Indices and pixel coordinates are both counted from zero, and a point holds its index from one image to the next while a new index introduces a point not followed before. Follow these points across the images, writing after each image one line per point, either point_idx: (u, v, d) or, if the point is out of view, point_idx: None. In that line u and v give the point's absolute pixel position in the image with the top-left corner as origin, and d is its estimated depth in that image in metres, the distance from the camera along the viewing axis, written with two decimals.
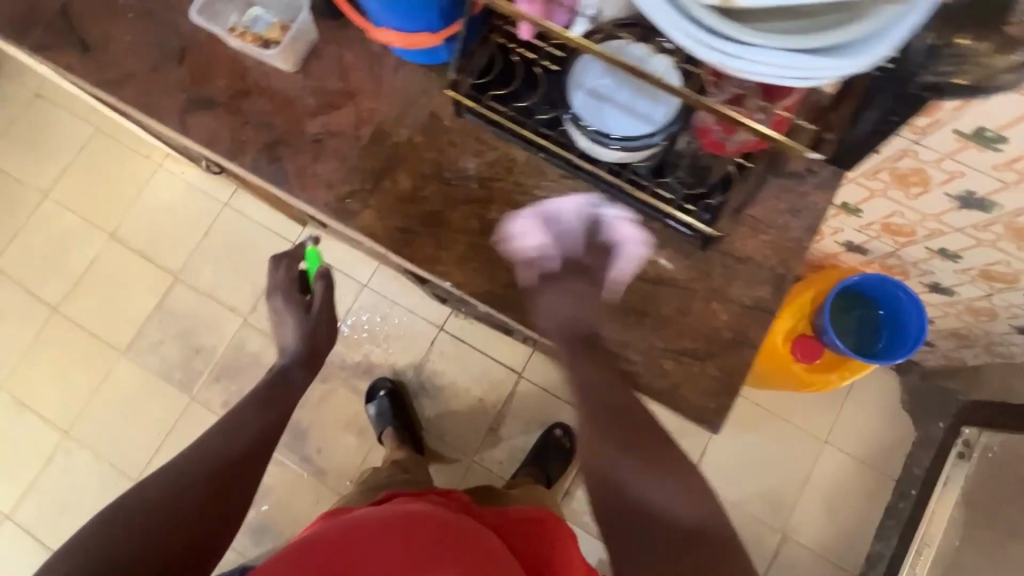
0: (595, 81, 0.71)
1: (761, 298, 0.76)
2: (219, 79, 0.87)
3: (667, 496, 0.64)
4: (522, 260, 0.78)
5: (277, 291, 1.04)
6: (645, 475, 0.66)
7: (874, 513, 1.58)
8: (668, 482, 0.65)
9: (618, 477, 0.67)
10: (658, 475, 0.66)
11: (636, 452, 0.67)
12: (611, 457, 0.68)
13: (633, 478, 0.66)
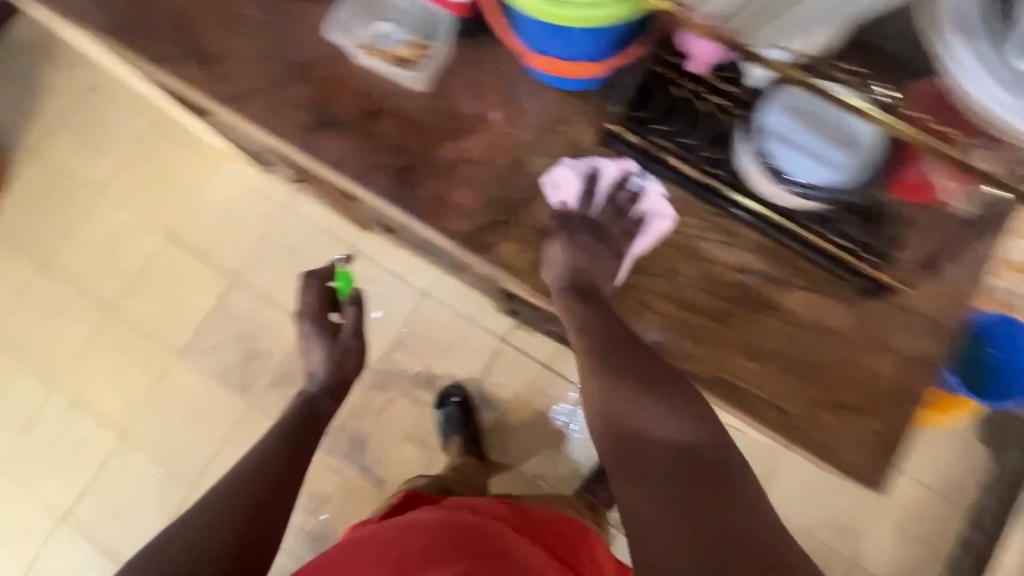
0: (773, 120, 0.67)
1: (926, 351, 0.72)
2: (345, 97, 0.83)
3: (663, 423, 0.65)
4: (672, 302, 0.76)
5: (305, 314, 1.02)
6: (651, 410, 0.66)
7: (946, 544, 1.55)
8: (672, 410, 0.66)
9: (626, 418, 0.67)
10: (665, 404, 0.66)
11: (638, 390, 0.68)
12: (608, 400, 0.68)
13: (635, 421, 0.66)
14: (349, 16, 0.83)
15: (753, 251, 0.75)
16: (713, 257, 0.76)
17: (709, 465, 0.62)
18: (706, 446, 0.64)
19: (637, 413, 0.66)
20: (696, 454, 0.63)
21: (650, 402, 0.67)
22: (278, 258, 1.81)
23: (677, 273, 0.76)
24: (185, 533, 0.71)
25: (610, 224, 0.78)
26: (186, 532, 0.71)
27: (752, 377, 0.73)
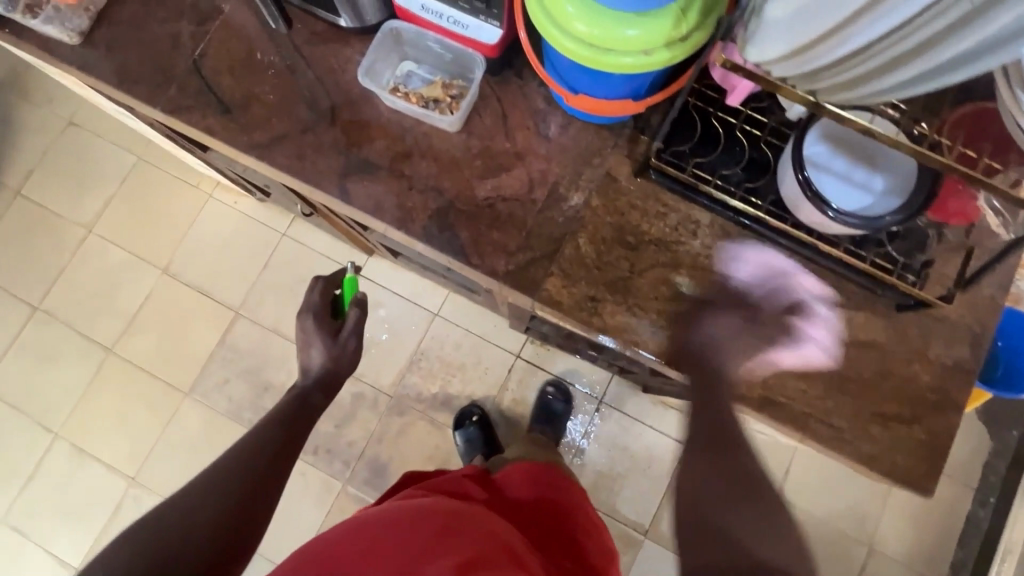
0: (810, 150, 0.68)
1: (961, 358, 0.75)
2: (376, 140, 0.82)
3: (771, 547, 0.61)
4: None
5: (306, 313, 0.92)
6: (738, 514, 0.64)
7: (956, 522, 1.62)
8: (775, 537, 0.62)
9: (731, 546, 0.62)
10: (767, 528, 0.62)
11: (742, 508, 0.65)
12: (705, 512, 0.66)
13: (739, 531, 0.63)
14: (378, 59, 0.83)
15: (793, 273, 0.77)
16: (755, 281, 0.78)
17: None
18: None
19: (748, 531, 0.63)
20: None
21: (747, 535, 0.62)
22: (282, 288, 1.78)
23: (721, 298, 0.78)
24: (181, 509, 0.66)
25: (652, 255, 0.79)
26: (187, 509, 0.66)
27: (801, 396, 0.75)
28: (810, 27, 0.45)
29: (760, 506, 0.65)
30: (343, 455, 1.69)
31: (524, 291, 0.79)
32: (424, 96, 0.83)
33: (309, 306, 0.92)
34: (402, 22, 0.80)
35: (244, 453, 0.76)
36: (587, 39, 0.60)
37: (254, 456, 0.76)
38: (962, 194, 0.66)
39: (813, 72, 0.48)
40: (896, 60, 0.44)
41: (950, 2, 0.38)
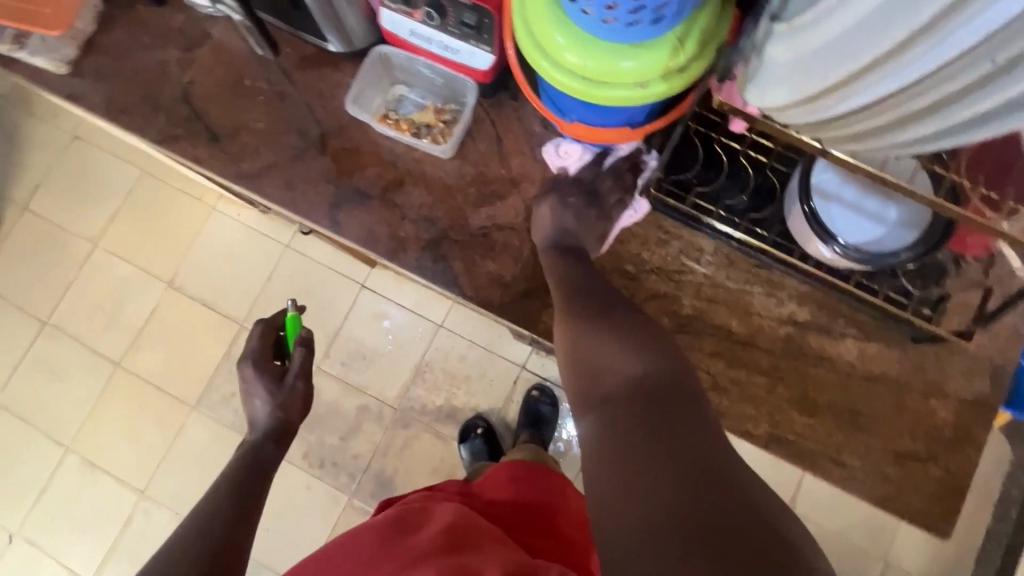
0: (818, 178, 0.65)
1: (982, 393, 0.71)
2: (367, 168, 0.80)
3: (626, 356, 0.59)
4: (726, 362, 0.74)
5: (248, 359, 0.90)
6: (617, 350, 0.60)
7: (975, 536, 1.57)
8: (633, 345, 0.60)
9: (598, 369, 0.60)
10: (627, 341, 0.61)
11: (601, 330, 0.63)
12: (575, 332, 0.64)
13: (597, 357, 0.61)
14: (367, 84, 0.80)
15: (801, 303, 0.74)
16: (760, 311, 0.74)
17: (669, 395, 0.55)
18: (665, 380, 0.57)
19: (606, 350, 0.61)
20: (655, 380, 0.56)
21: (611, 354, 0.60)
22: (286, 300, 1.77)
23: (725, 330, 0.75)
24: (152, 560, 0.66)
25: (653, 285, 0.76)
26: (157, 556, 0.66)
27: (808, 432, 0.72)
28: (819, 74, 0.41)
29: (641, 337, 0.61)
30: (348, 467, 1.69)
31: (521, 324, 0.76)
32: (416, 123, 0.80)
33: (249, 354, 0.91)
34: (392, 47, 0.77)
35: (218, 491, 0.76)
36: (578, 72, 0.57)
37: (224, 490, 0.76)
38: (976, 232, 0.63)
39: (826, 120, 0.45)
40: (919, 114, 0.40)
41: (967, 64, 0.35)
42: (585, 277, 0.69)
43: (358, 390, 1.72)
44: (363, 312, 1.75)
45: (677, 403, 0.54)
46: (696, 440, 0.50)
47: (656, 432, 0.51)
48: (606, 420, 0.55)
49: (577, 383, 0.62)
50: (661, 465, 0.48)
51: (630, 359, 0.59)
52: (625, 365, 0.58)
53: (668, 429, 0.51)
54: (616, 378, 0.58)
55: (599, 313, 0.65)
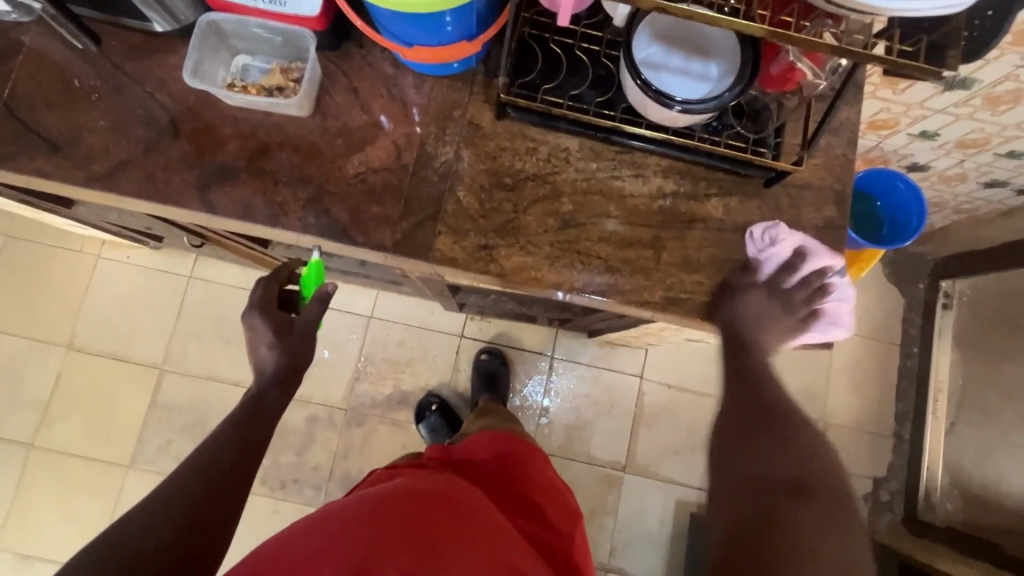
0: (644, 52, 0.71)
1: (830, 217, 0.81)
2: (227, 143, 0.78)
3: (780, 462, 0.70)
4: (614, 244, 0.79)
5: (253, 308, 0.87)
6: (771, 461, 0.70)
7: (890, 379, 1.77)
8: (785, 456, 0.70)
9: (762, 468, 0.69)
10: (785, 454, 0.70)
11: (754, 439, 0.72)
12: (732, 444, 0.73)
13: (760, 459, 0.70)
14: (204, 59, 0.78)
15: (666, 176, 0.81)
16: (632, 191, 0.80)
17: (818, 495, 0.66)
18: (808, 490, 0.67)
19: (754, 453, 0.71)
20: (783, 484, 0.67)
21: (763, 460, 0.70)
22: (205, 332, 1.70)
23: (607, 216, 0.80)
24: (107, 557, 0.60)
25: (536, 193, 0.80)
26: (111, 552, 0.61)
27: (697, 288, 0.79)
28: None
29: (788, 446, 0.71)
30: (312, 481, 1.65)
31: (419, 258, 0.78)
32: (264, 85, 0.79)
33: (254, 304, 0.87)
34: (218, 13, 0.75)
35: (184, 477, 0.70)
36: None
37: (193, 476, 0.70)
38: (778, 55, 0.70)
39: None
40: None
41: None
42: (743, 370, 0.78)
43: (302, 401, 1.67)
44: None
45: (829, 501, 0.66)
46: (838, 539, 0.63)
47: (771, 530, 0.63)
48: (755, 520, 0.65)
49: (731, 481, 0.71)
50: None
51: (794, 468, 0.69)
52: (779, 470, 0.69)
53: (806, 529, 0.63)
54: (771, 482, 0.68)
55: (754, 420, 0.74)
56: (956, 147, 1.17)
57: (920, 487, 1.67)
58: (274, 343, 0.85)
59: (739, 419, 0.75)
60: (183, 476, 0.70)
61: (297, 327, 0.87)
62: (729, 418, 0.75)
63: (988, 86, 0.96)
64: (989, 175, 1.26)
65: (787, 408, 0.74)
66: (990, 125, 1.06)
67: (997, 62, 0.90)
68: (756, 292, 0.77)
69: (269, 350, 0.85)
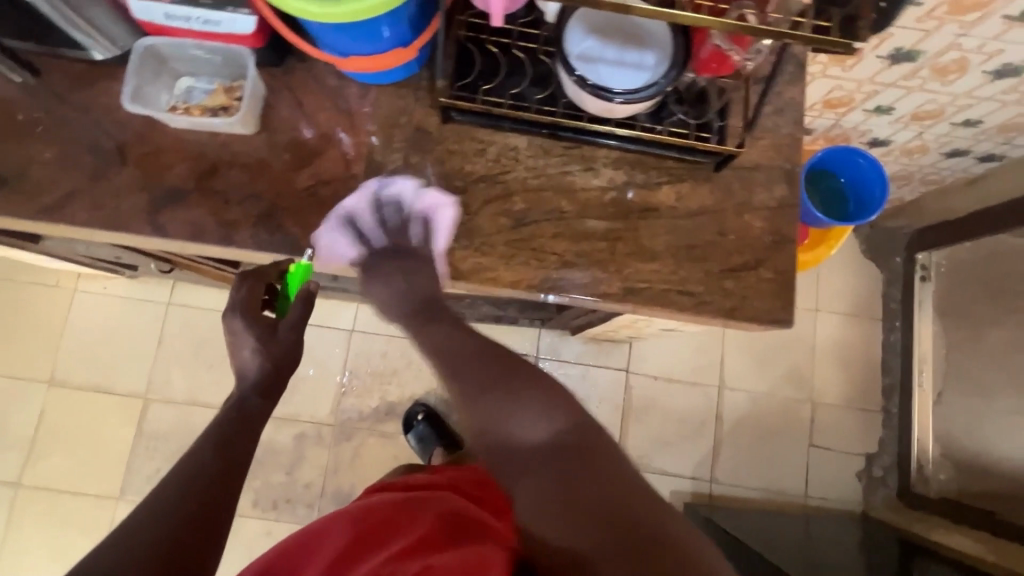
0: (580, 46, 0.71)
1: (783, 197, 0.82)
2: (175, 166, 0.78)
3: (529, 422, 0.65)
4: (569, 239, 0.79)
5: (234, 312, 0.79)
6: (517, 417, 0.66)
7: (875, 355, 1.77)
8: (535, 408, 0.66)
9: (518, 430, 0.66)
10: (531, 406, 0.67)
11: (510, 396, 0.68)
12: (479, 407, 0.68)
13: (506, 421, 0.66)
14: (146, 83, 0.78)
15: (616, 167, 0.81)
16: (582, 185, 0.81)
17: (579, 449, 0.62)
18: (570, 436, 0.64)
19: (507, 413, 0.67)
20: (556, 441, 0.63)
21: (527, 416, 0.66)
22: (186, 358, 1.69)
23: (559, 212, 0.80)
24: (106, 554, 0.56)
25: (408, 211, 0.79)
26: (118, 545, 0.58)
27: (653, 276, 0.79)
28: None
29: (539, 394, 0.67)
30: (304, 499, 1.64)
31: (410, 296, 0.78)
32: (208, 105, 0.79)
33: (234, 304, 0.80)
34: (154, 37, 0.75)
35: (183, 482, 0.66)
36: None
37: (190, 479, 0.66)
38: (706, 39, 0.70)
39: None
40: None
41: None
42: (480, 344, 0.73)
43: (289, 420, 1.66)
44: None
45: (590, 453, 0.62)
46: (596, 478, 0.59)
47: (575, 482, 0.59)
48: (529, 480, 0.61)
49: (488, 448, 0.67)
50: (582, 532, 0.56)
51: (539, 428, 0.65)
52: (531, 427, 0.65)
53: (591, 476, 0.60)
54: (519, 444, 0.65)
55: (494, 380, 0.69)
56: (913, 119, 1.18)
57: (913, 460, 1.67)
58: (259, 348, 0.80)
59: (467, 386, 0.70)
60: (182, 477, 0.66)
61: (280, 334, 0.82)
62: (462, 389, 0.70)
63: (934, 56, 0.97)
64: (949, 144, 1.27)
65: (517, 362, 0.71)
66: (942, 95, 1.07)
67: (939, 32, 0.90)
68: (388, 275, 0.79)
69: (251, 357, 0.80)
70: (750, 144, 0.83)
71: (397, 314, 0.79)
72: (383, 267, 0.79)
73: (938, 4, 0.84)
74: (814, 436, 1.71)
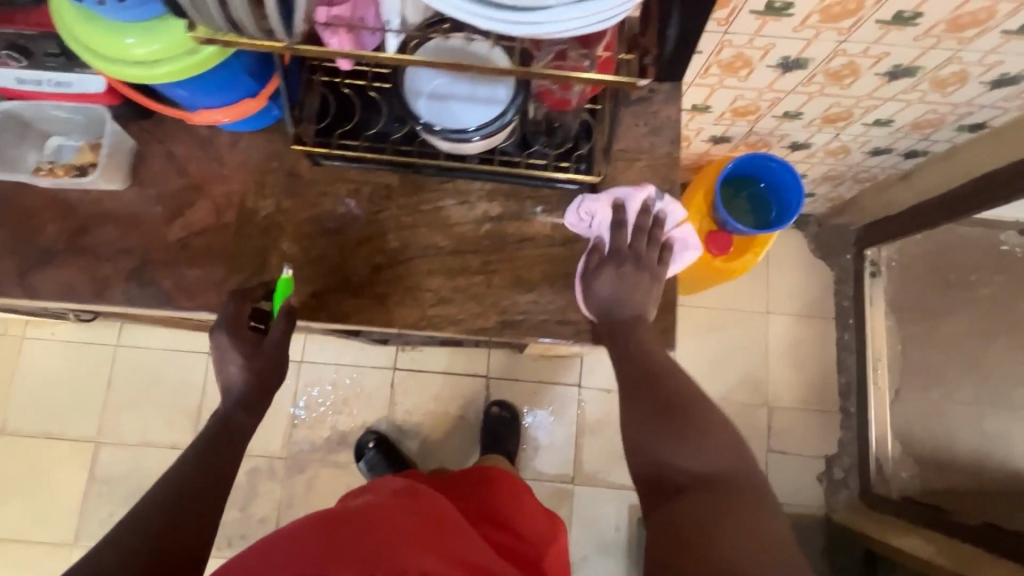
0: (430, 84, 0.71)
1: (661, 219, 0.81)
2: (46, 226, 0.78)
3: (689, 452, 0.65)
4: (446, 271, 0.79)
5: (220, 328, 0.74)
6: (677, 446, 0.66)
7: (831, 354, 1.75)
8: (697, 443, 0.66)
9: (686, 462, 0.65)
10: (697, 440, 0.66)
11: (671, 429, 0.67)
12: (647, 442, 0.68)
13: (664, 449, 0.66)
14: (10, 147, 0.79)
15: (491, 199, 0.80)
16: (457, 219, 0.80)
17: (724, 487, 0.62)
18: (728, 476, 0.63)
19: (669, 445, 0.67)
20: (720, 474, 0.64)
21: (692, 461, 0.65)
22: (137, 399, 1.68)
23: (434, 248, 0.80)
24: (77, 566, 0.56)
25: (605, 210, 0.76)
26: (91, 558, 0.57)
27: (530, 305, 0.78)
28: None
29: (701, 428, 0.67)
30: (259, 535, 1.62)
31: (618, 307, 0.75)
32: (73, 166, 0.79)
33: (222, 319, 0.74)
34: (10, 102, 0.76)
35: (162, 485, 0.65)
36: (172, 50, 0.60)
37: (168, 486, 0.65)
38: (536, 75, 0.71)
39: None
40: None
41: None
42: (644, 366, 0.72)
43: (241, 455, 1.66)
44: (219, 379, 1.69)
45: (737, 493, 0.61)
46: (758, 531, 0.58)
47: (707, 523, 0.59)
48: (684, 507, 0.62)
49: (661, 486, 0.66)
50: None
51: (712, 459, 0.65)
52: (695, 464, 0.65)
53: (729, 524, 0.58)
54: (678, 473, 0.65)
55: (659, 406, 0.69)
56: (824, 122, 1.17)
57: (872, 459, 1.65)
58: (245, 364, 0.75)
59: (635, 410, 0.70)
60: (163, 480, 0.66)
61: (269, 346, 0.76)
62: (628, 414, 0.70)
63: (823, 62, 0.96)
64: (869, 144, 1.26)
65: (681, 395, 0.70)
66: (844, 98, 1.07)
67: (820, 40, 0.90)
68: (616, 275, 0.75)
69: (238, 371, 0.75)
70: (626, 167, 0.82)
71: (598, 313, 0.76)
72: (610, 265, 0.76)
73: (809, 13, 0.83)
74: (772, 442, 1.69)
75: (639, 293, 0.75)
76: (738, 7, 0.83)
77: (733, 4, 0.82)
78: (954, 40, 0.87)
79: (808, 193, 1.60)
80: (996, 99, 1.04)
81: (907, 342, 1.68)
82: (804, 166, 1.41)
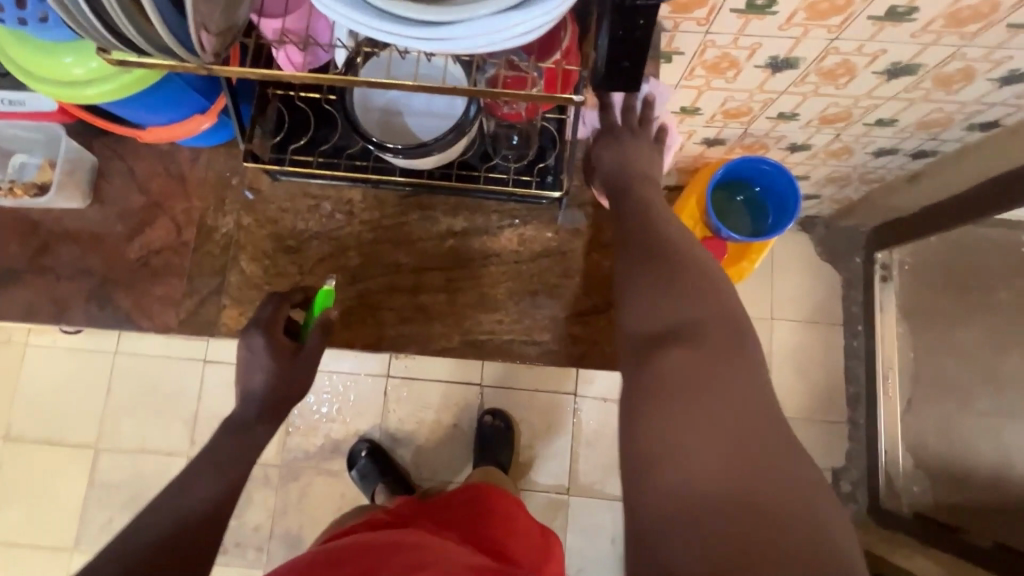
0: (383, 97, 0.67)
1: None
2: (7, 246, 0.78)
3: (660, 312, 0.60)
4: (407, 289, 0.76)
5: (258, 330, 0.69)
6: (670, 303, 0.60)
7: (839, 362, 1.68)
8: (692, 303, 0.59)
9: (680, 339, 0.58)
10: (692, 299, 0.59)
11: (663, 285, 0.61)
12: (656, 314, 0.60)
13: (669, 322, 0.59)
14: None
15: (455, 214, 0.77)
16: (421, 234, 0.77)
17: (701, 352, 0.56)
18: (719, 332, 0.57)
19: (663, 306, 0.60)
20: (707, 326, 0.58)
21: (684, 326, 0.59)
22: (134, 405, 1.70)
23: (396, 265, 0.77)
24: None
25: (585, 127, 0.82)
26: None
27: (493, 324, 0.75)
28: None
29: (700, 288, 0.60)
30: (253, 542, 1.63)
31: (625, 173, 0.73)
32: (36, 187, 0.79)
33: (261, 322, 0.70)
34: None
35: (143, 520, 0.60)
36: (111, 68, 0.58)
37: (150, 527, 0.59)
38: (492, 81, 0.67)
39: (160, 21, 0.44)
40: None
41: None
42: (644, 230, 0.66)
43: None
44: (214, 387, 1.70)
45: (725, 346, 0.56)
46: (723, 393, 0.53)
47: (680, 383, 0.54)
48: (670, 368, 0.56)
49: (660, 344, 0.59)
50: (683, 446, 0.51)
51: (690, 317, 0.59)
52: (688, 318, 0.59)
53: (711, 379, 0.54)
54: (667, 326, 0.59)
55: (654, 266, 0.63)
56: (823, 123, 1.11)
57: (881, 472, 1.58)
58: (275, 372, 0.69)
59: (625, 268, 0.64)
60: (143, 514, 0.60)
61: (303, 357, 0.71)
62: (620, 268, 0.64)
63: (815, 61, 0.90)
64: (873, 144, 1.19)
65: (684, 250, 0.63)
66: (842, 98, 1.00)
67: (810, 38, 0.84)
68: (615, 143, 0.74)
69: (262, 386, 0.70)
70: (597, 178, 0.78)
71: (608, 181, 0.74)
72: (607, 135, 0.75)
73: (795, 10, 0.78)
74: None
75: (643, 153, 0.73)
76: (717, 6, 0.77)
77: (711, 3, 0.76)
78: (956, 35, 0.81)
79: (813, 194, 1.52)
80: (1008, 97, 0.97)
81: (920, 350, 1.60)
82: (806, 168, 1.34)
